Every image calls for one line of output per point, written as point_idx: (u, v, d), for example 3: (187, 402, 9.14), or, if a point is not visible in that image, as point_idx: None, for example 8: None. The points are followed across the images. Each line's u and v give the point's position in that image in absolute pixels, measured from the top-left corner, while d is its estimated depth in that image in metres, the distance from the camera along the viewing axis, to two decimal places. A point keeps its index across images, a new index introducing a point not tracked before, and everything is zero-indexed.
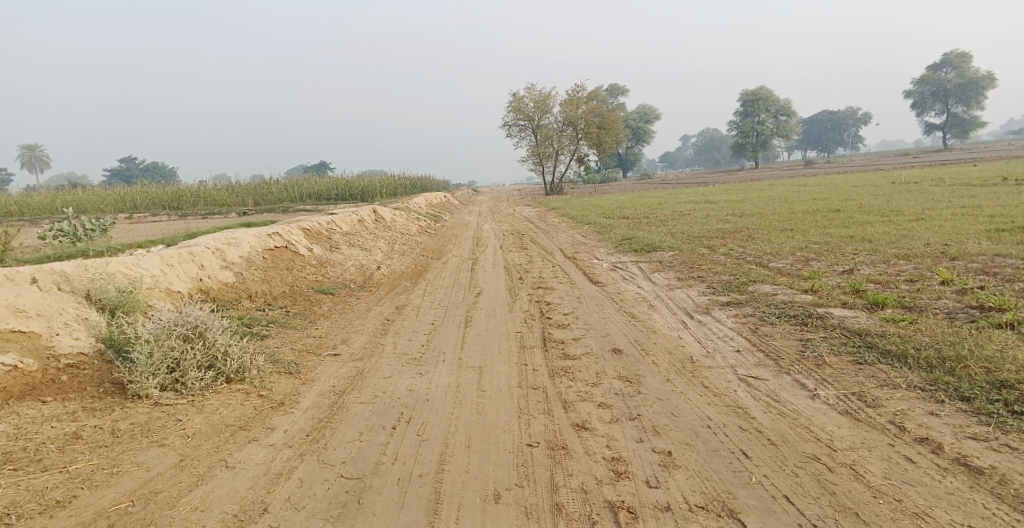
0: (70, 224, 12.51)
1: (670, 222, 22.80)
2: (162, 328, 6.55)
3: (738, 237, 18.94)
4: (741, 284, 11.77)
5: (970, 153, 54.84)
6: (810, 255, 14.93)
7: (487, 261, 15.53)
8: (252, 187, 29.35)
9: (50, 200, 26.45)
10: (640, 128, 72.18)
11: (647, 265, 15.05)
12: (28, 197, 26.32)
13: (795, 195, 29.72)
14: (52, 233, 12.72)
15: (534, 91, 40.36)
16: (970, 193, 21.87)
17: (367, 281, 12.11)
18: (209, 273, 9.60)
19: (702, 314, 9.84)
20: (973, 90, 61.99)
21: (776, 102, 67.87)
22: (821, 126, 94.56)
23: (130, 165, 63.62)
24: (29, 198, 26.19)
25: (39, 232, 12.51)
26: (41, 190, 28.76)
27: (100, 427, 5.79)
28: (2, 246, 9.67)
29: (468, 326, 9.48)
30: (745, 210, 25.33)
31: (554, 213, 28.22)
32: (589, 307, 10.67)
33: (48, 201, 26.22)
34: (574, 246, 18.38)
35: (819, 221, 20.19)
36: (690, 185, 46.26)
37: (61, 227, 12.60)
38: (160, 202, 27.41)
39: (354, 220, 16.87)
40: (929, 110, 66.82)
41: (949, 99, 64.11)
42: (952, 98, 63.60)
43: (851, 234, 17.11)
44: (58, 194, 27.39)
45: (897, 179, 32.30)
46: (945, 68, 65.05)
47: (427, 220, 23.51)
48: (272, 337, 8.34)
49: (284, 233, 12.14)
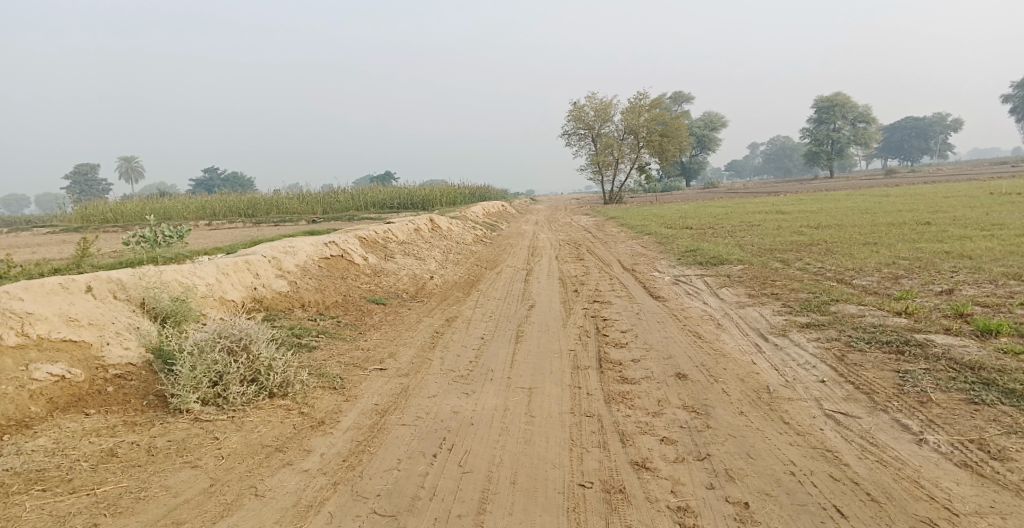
0: (150, 231, 12.55)
1: (738, 233, 21.79)
2: (207, 339, 6.24)
3: (814, 250, 17.84)
4: (821, 304, 10.87)
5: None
6: (897, 272, 13.82)
7: (543, 272, 15.00)
8: (322, 196, 29.71)
9: (137, 207, 27.40)
10: (707, 136, 70.48)
11: (715, 279, 14.25)
12: (120, 205, 27.37)
13: (876, 206, 28.06)
14: (135, 239, 12.84)
15: (595, 99, 39.81)
16: None
17: (420, 291, 11.77)
18: (263, 282, 9.40)
19: (778, 337, 9.05)
20: None
21: (854, 109, 65.01)
22: (903, 133, 90.16)
23: (211, 173, 65.97)
24: (121, 206, 27.27)
25: (123, 238, 12.64)
26: (132, 198, 29.91)
27: (137, 444, 5.49)
28: (81, 252, 9.76)
29: (520, 343, 8.96)
30: (820, 221, 24.03)
31: (616, 222, 27.51)
32: (651, 324, 10.00)
33: (137, 209, 27.18)
34: (635, 258, 17.69)
35: (905, 235, 18.85)
36: (760, 195, 44.57)
37: (143, 233, 12.73)
38: (236, 209, 28.01)
39: (410, 229, 16.63)
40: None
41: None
42: None
43: (945, 249, 15.84)
44: (144, 202, 28.32)
45: (993, 190, 30.16)
46: None
47: (486, 229, 23.21)
48: (318, 349, 8.01)
49: (341, 241, 11.92)
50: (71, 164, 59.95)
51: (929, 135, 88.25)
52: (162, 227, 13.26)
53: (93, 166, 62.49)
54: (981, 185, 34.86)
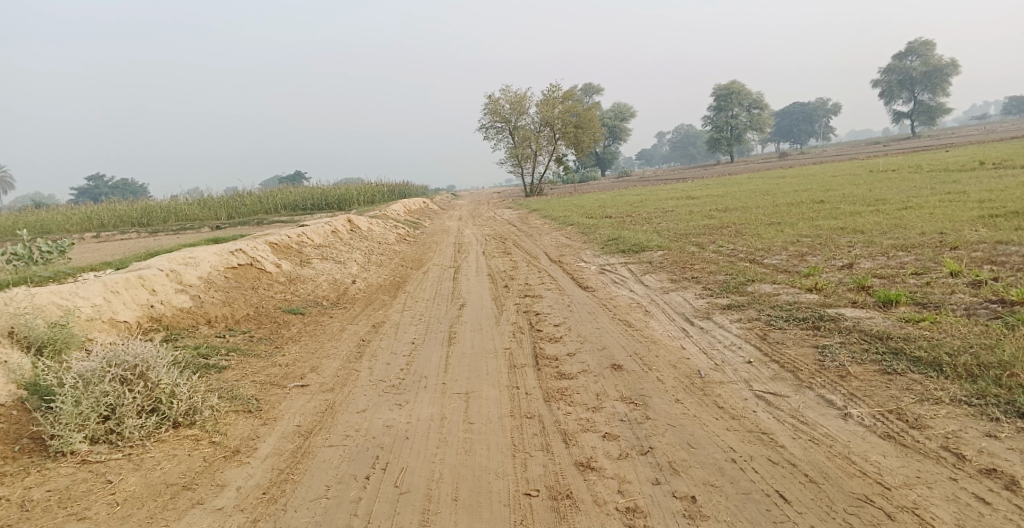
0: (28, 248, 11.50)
1: (654, 219, 22.14)
2: (94, 369, 5.67)
3: (727, 233, 18.25)
4: (741, 284, 11.03)
5: (941, 139, 54.86)
6: (805, 249, 14.26)
7: (470, 269, 14.69)
8: (226, 200, 28.28)
9: (15, 222, 25.22)
10: (616, 126, 71.82)
11: (637, 267, 14.34)
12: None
13: (775, 188, 29.15)
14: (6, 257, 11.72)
15: (510, 93, 39.71)
16: (954, 179, 21.44)
17: (342, 297, 11.24)
18: (161, 298, 8.72)
19: (705, 321, 9.07)
20: (939, 78, 62.27)
21: (748, 96, 67.61)
22: (793, 118, 94.68)
23: (99, 182, 61.86)
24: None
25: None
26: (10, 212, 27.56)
27: (9, 498, 4.97)
28: None
29: (452, 346, 8.64)
30: (728, 204, 24.73)
31: (536, 214, 27.49)
32: (583, 316, 9.87)
33: (15, 224, 25.03)
34: (559, 249, 17.61)
35: (807, 213, 19.57)
36: (668, 182, 45.65)
37: (16, 250, 11.64)
38: (132, 219, 26.26)
39: (326, 231, 15.95)
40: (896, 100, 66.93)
41: (916, 87, 64.11)
42: (918, 87, 63.88)
43: (842, 225, 16.52)
44: (25, 215, 26.13)
45: (877, 167, 31.90)
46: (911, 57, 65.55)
47: (407, 227, 22.64)
48: (230, 369, 7.44)
49: (250, 249, 11.22)
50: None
51: (815, 119, 93.08)
52: (43, 244, 12.21)
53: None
54: (867, 163, 36.84)
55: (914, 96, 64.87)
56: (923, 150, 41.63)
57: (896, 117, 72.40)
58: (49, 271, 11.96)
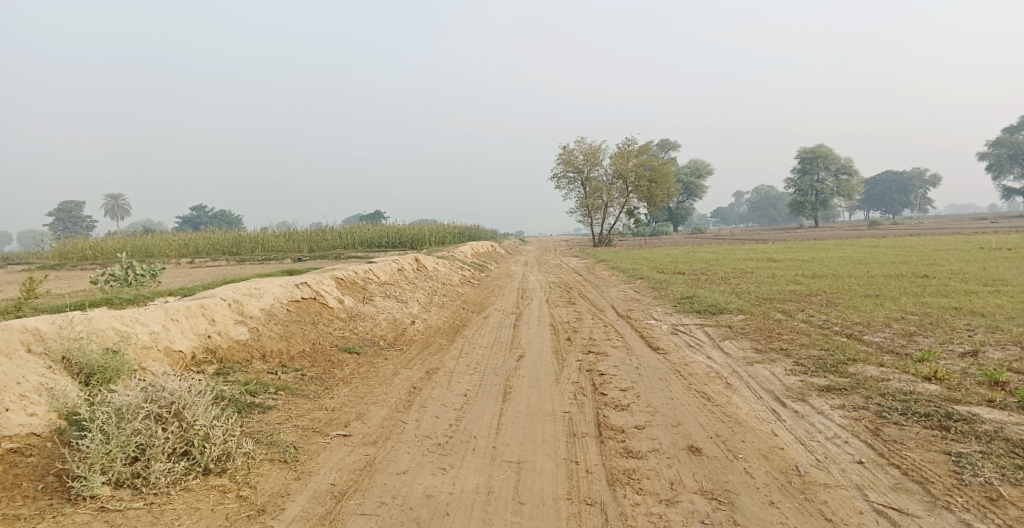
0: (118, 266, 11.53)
1: (732, 280, 21.00)
2: (129, 404, 5.34)
3: (814, 301, 17.01)
4: (837, 363, 9.87)
5: None
6: (909, 328, 12.97)
7: (533, 317, 14.01)
8: (309, 234, 28.76)
9: (121, 244, 26.42)
10: (693, 183, 70.67)
11: (715, 330, 13.33)
12: (104, 242, 26.42)
13: (870, 257, 27.41)
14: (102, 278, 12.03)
15: (584, 144, 39.45)
16: None
17: (399, 338, 10.70)
18: (220, 329, 8.34)
19: (797, 403, 8.01)
20: None
21: (836, 161, 65.23)
22: (885, 187, 90.78)
23: (198, 210, 64.97)
24: (100, 243, 26.20)
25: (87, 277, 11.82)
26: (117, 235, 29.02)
27: None
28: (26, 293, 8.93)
29: (507, 403, 7.87)
30: (814, 270, 23.28)
31: (604, 264, 26.76)
32: (653, 382, 8.93)
33: (119, 245, 26.23)
34: (629, 304, 16.74)
35: (906, 288, 18.11)
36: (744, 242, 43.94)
37: (111, 272, 11.96)
38: (221, 247, 26.93)
39: (393, 269, 15.65)
40: (1009, 175, 62.71)
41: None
42: None
43: (952, 304, 15.06)
44: (131, 239, 27.33)
45: (983, 244, 29.71)
46: None
47: (473, 270, 22.29)
48: (274, 410, 6.93)
49: (314, 282, 10.83)
50: (56, 202, 58.73)
51: (909, 189, 88.94)
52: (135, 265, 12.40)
53: (78, 204, 61.21)
54: (969, 239, 34.52)
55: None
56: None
57: (1003, 194, 68.23)
58: (135, 292, 12.05)
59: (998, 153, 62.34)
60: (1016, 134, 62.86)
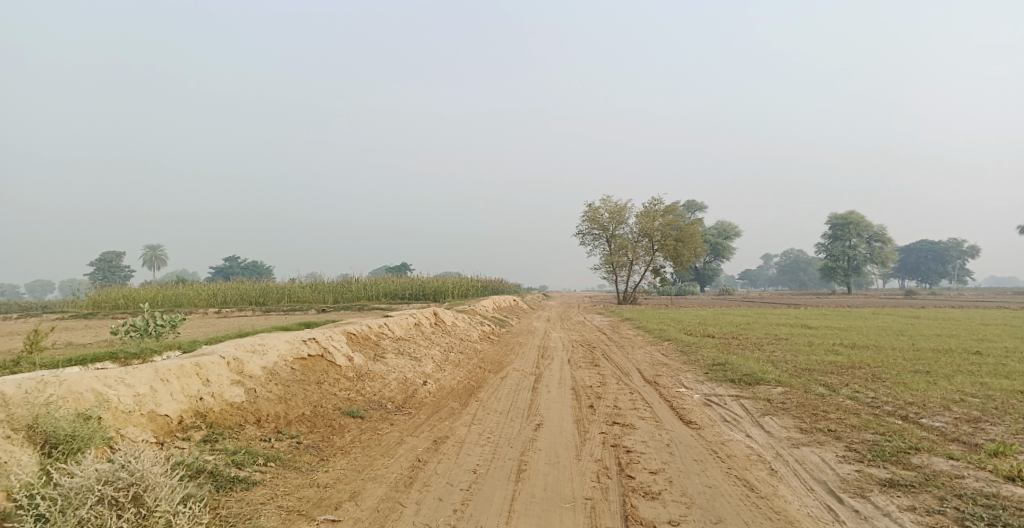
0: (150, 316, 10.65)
1: (766, 347, 19.81)
2: (80, 486, 5.08)
3: (858, 374, 15.69)
4: (897, 452, 8.67)
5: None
6: (971, 413, 11.67)
7: (555, 380, 12.99)
8: (336, 285, 28.21)
9: (152, 291, 26.19)
10: (722, 245, 69.63)
11: (754, 403, 12.20)
12: (135, 289, 26.24)
13: (909, 328, 25.96)
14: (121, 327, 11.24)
15: (609, 202, 38.92)
16: None
17: (408, 401, 9.78)
18: (214, 390, 7.54)
19: (858, 500, 6.88)
20: None
21: (869, 228, 63.74)
22: (919, 256, 88.55)
23: (233, 261, 65.26)
24: (132, 291, 26.02)
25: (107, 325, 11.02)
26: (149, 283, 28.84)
27: None
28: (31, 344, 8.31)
29: (521, 483, 6.89)
30: (854, 340, 21.94)
31: (631, 324, 25.68)
32: (687, 464, 7.86)
33: (152, 293, 26.01)
34: (658, 368, 15.65)
35: (958, 365, 16.70)
36: (773, 306, 42.35)
37: (132, 321, 11.19)
38: (248, 297, 26.38)
39: (409, 323, 14.86)
40: None
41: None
42: None
43: (1013, 386, 13.76)
44: (159, 287, 27.10)
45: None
46: None
47: (493, 325, 21.42)
48: (260, 486, 6.18)
49: (323, 337, 9.99)
50: (98, 252, 59.52)
51: (945, 260, 86.50)
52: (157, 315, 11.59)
53: (119, 254, 61.56)
54: (1014, 313, 32.76)
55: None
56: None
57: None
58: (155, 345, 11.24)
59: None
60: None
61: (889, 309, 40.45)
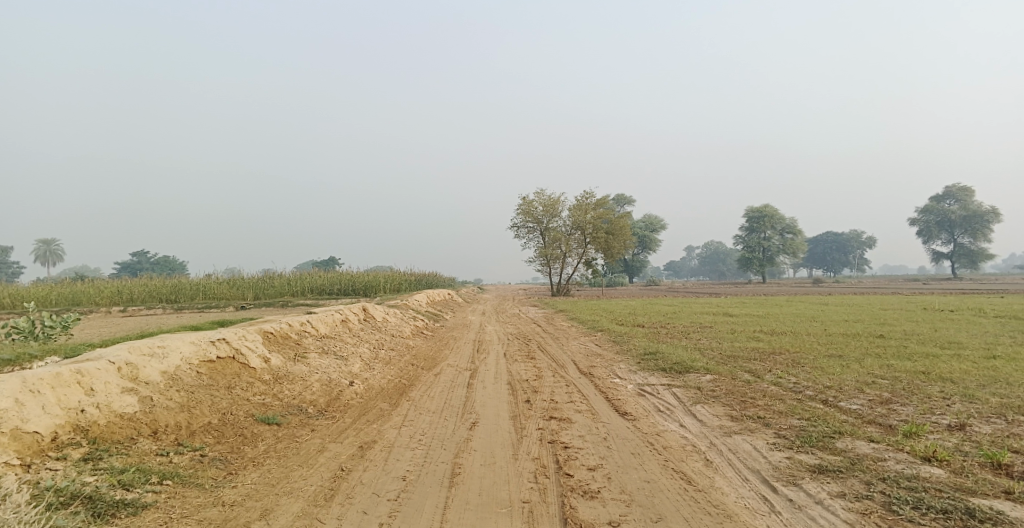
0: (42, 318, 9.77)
1: (693, 335, 20.14)
2: None
3: (780, 360, 16.07)
4: (824, 437, 8.81)
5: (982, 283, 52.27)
6: (886, 394, 12.08)
7: (489, 375, 12.73)
8: (256, 281, 27.03)
9: (48, 288, 24.38)
10: (647, 238, 70.95)
11: (684, 392, 12.27)
12: (28, 287, 24.37)
13: (822, 314, 27.03)
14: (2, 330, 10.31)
15: (543, 195, 38.80)
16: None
17: (332, 403, 9.29)
18: (99, 400, 6.89)
19: (790, 489, 6.89)
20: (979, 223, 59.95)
21: (783, 220, 66.24)
22: (827, 246, 92.85)
23: (139, 256, 62.02)
24: (25, 289, 24.19)
25: None
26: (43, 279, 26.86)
27: None
28: None
29: (454, 489, 6.60)
30: (774, 327, 22.60)
31: (562, 316, 25.71)
32: (624, 459, 7.73)
33: (47, 290, 24.22)
34: (590, 359, 15.61)
35: (869, 348, 17.37)
36: (694, 295, 43.37)
37: (15, 323, 10.28)
38: (158, 295, 24.95)
39: (335, 319, 14.27)
40: (935, 240, 64.47)
41: (955, 229, 62.19)
42: (957, 230, 61.78)
43: (921, 367, 14.38)
44: (57, 284, 25.28)
45: (927, 304, 29.75)
46: (949, 201, 64.05)
47: (425, 320, 20.99)
48: (151, 510, 5.76)
49: (234, 338, 9.36)
50: None
51: (850, 249, 91.07)
52: (44, 315, 10.70)
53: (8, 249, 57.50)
54: (913, 299, 34.65)
55: (953, 239, 62.76)
56: (968, 294, 39.42)
57: (935, 256, 70.17)
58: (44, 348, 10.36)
59: (926, 219, 64.03)
60: (943, 202, 64.89)
61: (801, 296, 42.18)
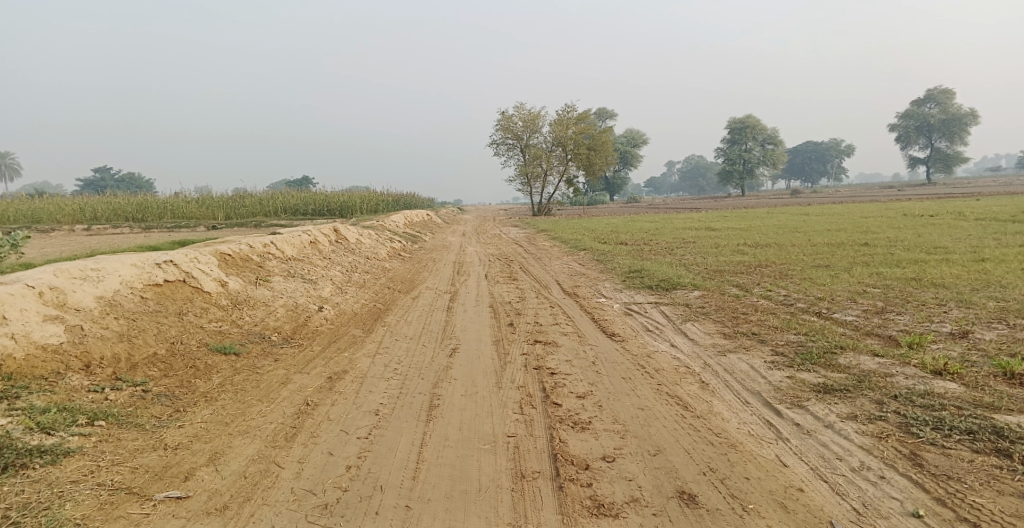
0: None
1: (677, 250, 19.59)
2: None
3: (767, 273, 15.58)
4: (824, 353, 8.28)
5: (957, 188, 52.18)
6: (879, 304, 11.63)
7: (468, 297, 12.07)
8: (227, 200, 25.85)
9: (6, 207, 23.04)
10: (628, 152, 69.83)
11: (673, 309, 11.73)
12: None
13: (804, 224, 26.60)
14: None
15: (523, 109, 37.41)
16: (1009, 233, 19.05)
17: (299, 330, 8.60)
18: (16, 331, 6.10)
19: (796, 412, 6.35)
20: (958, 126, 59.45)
21: (765, 130, 65.18)
22: (807, 157, 92.26)
23: (104, 174, 59.79)
24: None
25: None
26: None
27: None
28: None
29: (431, 424, 5.98)
30: (758, 239, 22.14)
31: (543, 234, 25.05)
32: (615, 384, 7.14)
33: (5, 208, 22.88)
34: (573, 278, 15.01)
35: (856, 257, 16.93)
36: (675, 211, 42.93)
37: None
38: (126, 214, 23.79)
39: (304, 241, 13.42)
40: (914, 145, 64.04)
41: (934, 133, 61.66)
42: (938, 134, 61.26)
43: (912, 274, 13.95)
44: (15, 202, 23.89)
45: (906, 210, 29.45)
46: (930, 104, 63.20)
47: (403, 241, 20.19)
48: (76, 457, 5.16)
49: (185, 260, 8.53)
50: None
51: (829, 159, 90.64)
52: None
53: None
54: (891, 206, 34.37)
55: (932, 143, 62.31)
56: (943, 197, 39.33)
57: (913, 163, 70.04)
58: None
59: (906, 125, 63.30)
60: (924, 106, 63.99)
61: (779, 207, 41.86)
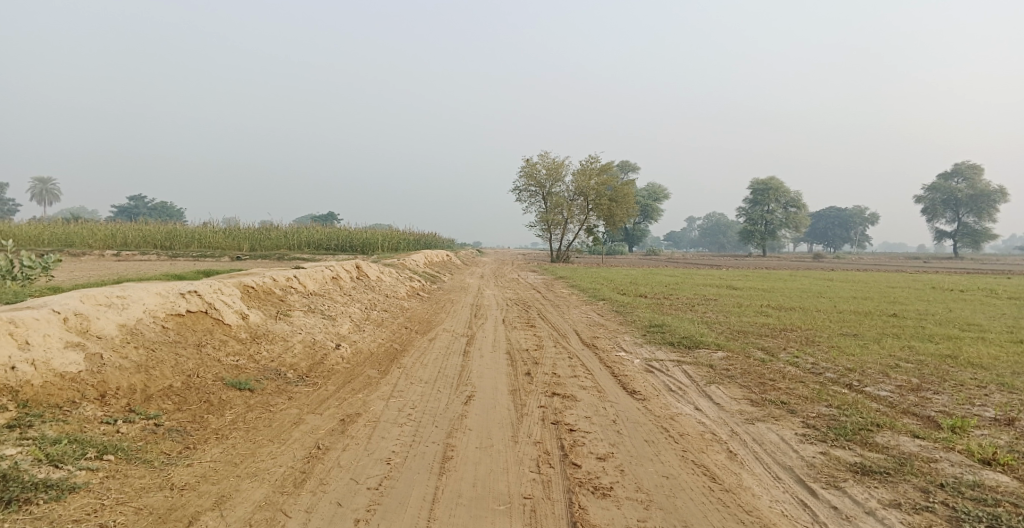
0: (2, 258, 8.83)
1: (699, 308, 19.21)
2: None
3: (793, 338, 15.12)
4: (860, 429, 7.86)
5: (983, 264, 51.30)
6: (913, 380, 11.15)
7: (487, 342, 11.78)
8: (252, 231, 26.01)
9: (39, 228, 23.39)
10: (650, 206, 69.86)
11: (696, 369, 11.35)
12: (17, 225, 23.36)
13: (828, 290, 26.10)
14: None
15: (548, 158, 37.55)
16: None
17: (315, 368, 8.35)
18: (36, 357, 5.92)
19: (832, 493, 5.95)
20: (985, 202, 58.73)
21: (788, 193, 64.82)
22: (830, 222, 91.65)
23: (137, 201, 60.87)
24: (15, 226, 23.20)
25: None
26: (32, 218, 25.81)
27: None
28: None
29: (445, 477, 5.67)
30: (782, 301, 21.69)
31: (562, 282, 24.80)
32: (638, 447, 6.79)
33: (37, 229, 23.21)
34: (593, 329, 14.69)
35: (884, 328, 16.44)
36: (695, 266, 42.53)
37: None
38: (153, 240, 24.01)
39: (325, 276, 13.29)
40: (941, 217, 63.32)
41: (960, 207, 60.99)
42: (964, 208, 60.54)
43: (945, 351, 13.45)
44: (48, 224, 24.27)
45: (933, 283, 28.80)
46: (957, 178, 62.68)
47: (423, 281, 20.05)
48: (81, 494, 4.91)
49: (208, 291, 8.37)
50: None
51: (852, 225, 89.92)
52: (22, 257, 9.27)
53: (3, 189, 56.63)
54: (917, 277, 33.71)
55: (958, 217, 61.58)
56: (970, 272, 38.55)
57: (938, 235, 69.19)
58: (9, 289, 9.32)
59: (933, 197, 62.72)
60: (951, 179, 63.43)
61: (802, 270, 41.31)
